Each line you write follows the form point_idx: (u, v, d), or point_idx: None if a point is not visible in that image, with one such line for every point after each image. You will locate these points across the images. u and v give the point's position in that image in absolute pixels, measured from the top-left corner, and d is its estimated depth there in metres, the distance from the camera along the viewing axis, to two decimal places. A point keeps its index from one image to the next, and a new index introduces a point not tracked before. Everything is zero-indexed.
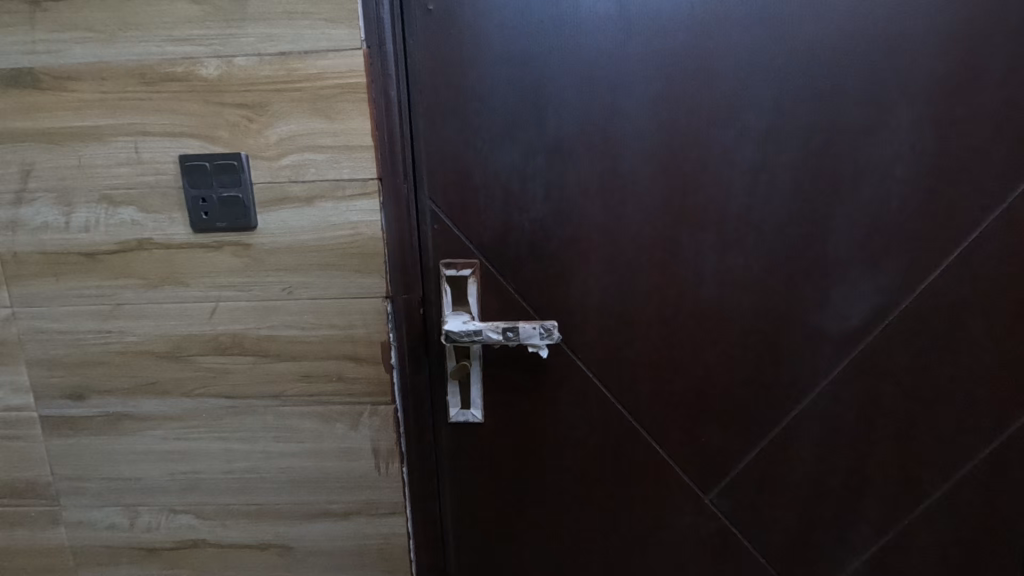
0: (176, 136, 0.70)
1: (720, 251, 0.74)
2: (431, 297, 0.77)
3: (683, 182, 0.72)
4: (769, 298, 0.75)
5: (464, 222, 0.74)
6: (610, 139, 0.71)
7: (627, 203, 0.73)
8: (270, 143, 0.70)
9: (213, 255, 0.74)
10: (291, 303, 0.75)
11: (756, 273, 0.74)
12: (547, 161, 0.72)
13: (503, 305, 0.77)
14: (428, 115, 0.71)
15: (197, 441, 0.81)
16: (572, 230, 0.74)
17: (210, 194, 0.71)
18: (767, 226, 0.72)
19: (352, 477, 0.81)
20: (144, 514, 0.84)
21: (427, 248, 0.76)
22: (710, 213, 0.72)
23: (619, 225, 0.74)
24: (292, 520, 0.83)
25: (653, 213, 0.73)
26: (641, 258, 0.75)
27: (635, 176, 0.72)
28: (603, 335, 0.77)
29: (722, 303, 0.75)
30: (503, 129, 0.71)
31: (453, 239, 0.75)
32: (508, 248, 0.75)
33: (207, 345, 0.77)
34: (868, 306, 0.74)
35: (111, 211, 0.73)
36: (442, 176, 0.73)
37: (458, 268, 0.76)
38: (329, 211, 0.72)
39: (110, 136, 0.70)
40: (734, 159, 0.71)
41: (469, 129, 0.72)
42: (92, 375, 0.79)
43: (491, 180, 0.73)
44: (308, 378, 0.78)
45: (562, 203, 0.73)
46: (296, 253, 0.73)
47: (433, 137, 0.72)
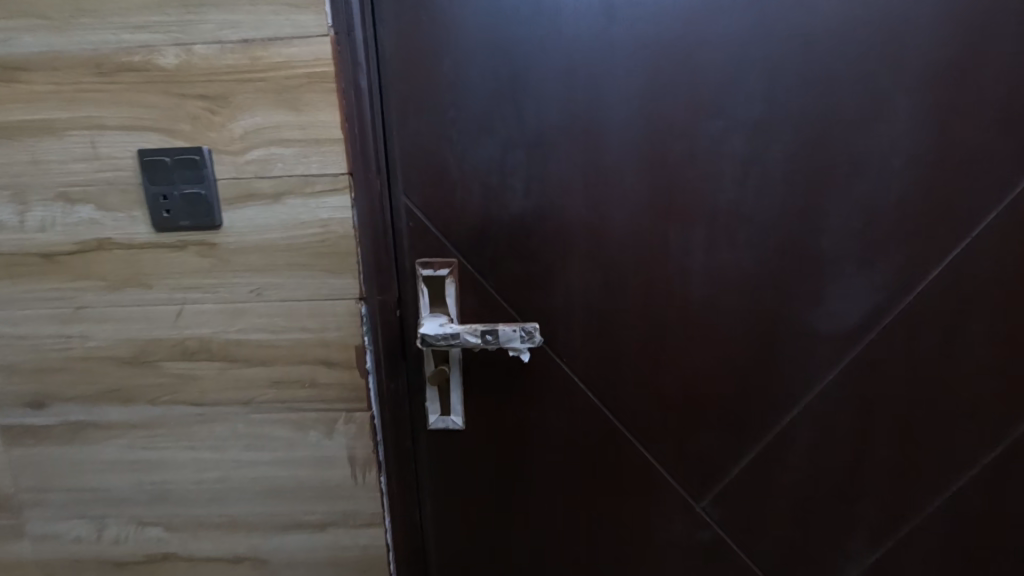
0: (135, 130, 0.66)
1: (710, 249, 0.70)
2: (408, 298, 0.74)
3: (670, 176, 0.68)
4: (762, 298, 0.71)
5: (441, 219, 0.71)
6: (593, 131, 0.68)
7: (611, 198, 0.69)
8: (235, 137, 0.66)
9: (177, 255, 0.70)
10: (260, 306, 0.71)
11: (748, 272, 0.70)
12: (527, 155, 0.68)
13: (483, 307, 0.74)
14: (402, 106, 0.68)
15: (165, 450, 0.77)
16: (554, 227, 0.71)
17: (171, 190, 0.67)
18: (759, 222, 0.69)
19: (327, 486, 0.78)
20: (111, 526, 0.80)
21: (403, 247, 0.72)
22: (699, 209, 0.69)
23: (603, 220, 0.70)
24: (266, 532, 0.80)
25: (638, 208, 0.69)
26: (627, 257, 0.71)
27: (619, 170, 0.69)
28: (588, 337, 0.74)
29: (712, 302, 0.72)
30: (481, 121, 0.68)
31: (429, 237, 0.71)
32: (487, 246, 0.71)
33: (173, 350, 0.73)
34: (865, 305, 0.70)
35: (68, 209, 0.69)
36: (418, 171, 0.70)
37: (436, 268, 0.72)
38: (298, 208, 0.68)
39: (65, 130, 0.67)
40: (724, 152, 0.67)
41: (444, 121, 0.68)
42: (53, 382, 0.75)
43: (469, 176, 0.69)
44: (279, 383, 0.74)
45: (543, 198, 0.70)
46: (263, 253, 0.69)
47: (408, 129, 0.68)
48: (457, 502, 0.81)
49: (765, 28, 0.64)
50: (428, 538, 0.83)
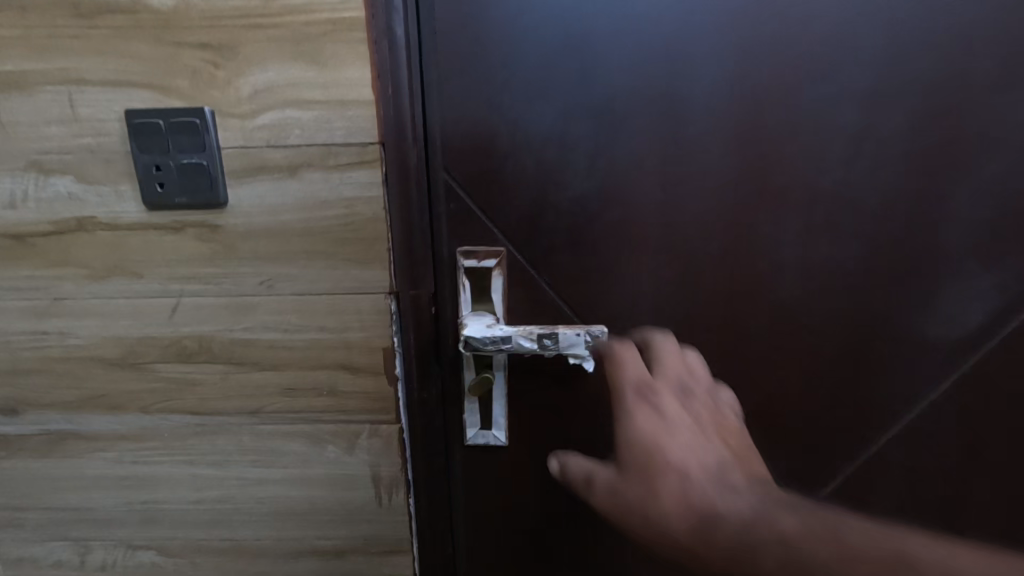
0: (122, 86, 0.55)
1: (805, 241, 0.59)
2: (446, 293, 0.63)
3: (763, 155, 0.57)
4: (861, 300, 0.61)
5: (487, 201, 0.60)
6: (674, 96, 0.56)
7: (692, 178, 0.58)
8: (243, 96, 0.55)
9: (172, 238, 0.59)
10: (271, 300, 0.60)
11: (849, 270, 0.60)
12: (592, 126, 0.57)
13: (534, 306, 0.63)
14: (442, 64, 0.56)
15: (159, 465, 0.66)
16: (622, 214, 0.60)
17: (165, 160, 0.56)
18: (866, 210, 0.58)
19: (346, 509, 0.67)
20: (97, 550, 0.70)
21: (440, 234, 0.61)
22: (795, 195, 0.58)
23: (681, 205, 0.59)
24: (275, 559, 0.69)
25: (723, 191, 0.59)
26: (707, 250, 0.60)
27: (703, 145, 0.57)
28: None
29: (803, 304, 0.62)
30: (538, 84, 0.56)
31: (473, 223, 0.60)
32: (541, 233, 0.60)
33: (168, 351, 0.63)
34: (983, 309, 0.60)
35: (42, 181, 0.58)
36: (460, 144, 0.58)
37: (480, 258, 0.61)
38: (318, 185, 0.57)
39: (37, 85, 0.55)
40: (829, 128, 0.56)
41: (494, 83, 0.57)
42: (27, 385, 0.64)
43: (523, 152, 0.58)
44: (292, 391, 0.63)
45: (611, 178, 0.59)
46: (276, 238, 0.58)
47: (450, 92, 0.57)
48: (494, 527, 0.71)
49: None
50: (458, 566, 0.73)
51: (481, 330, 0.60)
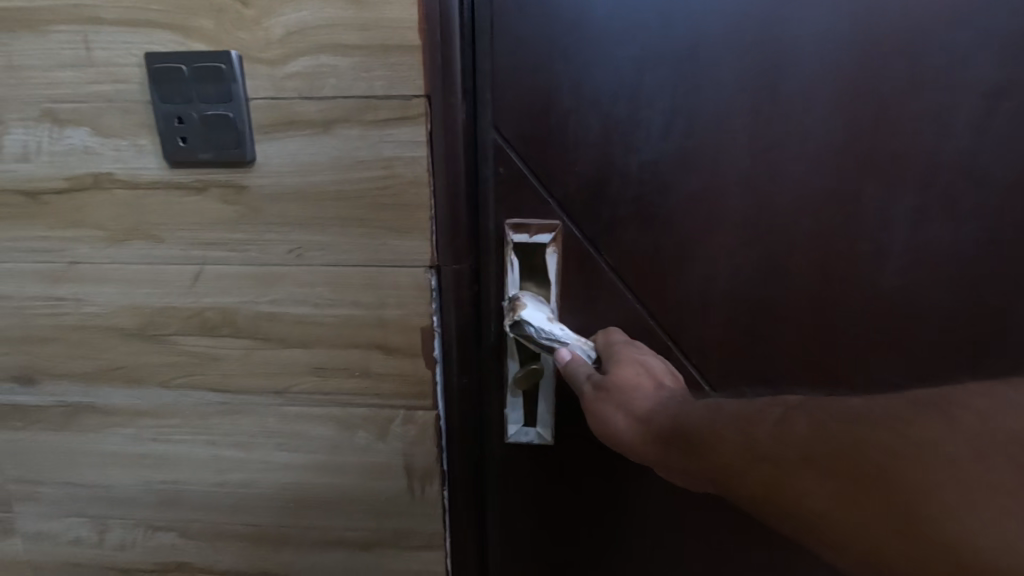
0: (140, 26, 0.49)
1: (915, 219, 0.52)
2: (491, 271, 0.56)
3: (873, 118, 0.49)
4: (976, 289, 0.53)
5: (544, 166, 0.53)
6: (767, 42, 0.48)
7: (783, 142, 0.51)
8: (273, 39, 0.49)
9: (195, 200, 0.54)
10: (301, 271, 0.55)
11: (957, 252, 0.53)
12: (673, 80, 0.50)
13: (589, 289, 0.56)
14: (500, 4, 0.49)
15: (180, 444, 0.62)
16: (702, 184, 0.52)
17: (188, 111, 0.50)
18: (991, 183, 0.50)
19: (376, 500, 0.62)
20: (116, 529, 0.67)
21: (487, 203, 0.54)
22: (907, 166, 0.50)
23: (767, 173, 0.51)
24: (299, 549, 0.65)
25: (818, 157, 0.51)
26: (799, 228, 0.53)
27: (799, 102, 0.49)
28: (725, 332, 0.57)
29: (900, 289, 0.54)
30: (612, 30, 0.49)
31: (527, 191, 0.54)
32: (603, 204, 0.53)
33: (189, 323, 0.58)
34: None
35: (57, 132, 0.53)
36: (516, 99, 0.51)
37: (532, 233, 0.55)
38: (354, 143, 0.51)
39: (49, 24, 0.50)
40: (954, 85, 0.48)
41: (560, 28, 0.49)
42: (43, 354, 0.60)
43: (591, 110, 0.51)
44: (321, 371, 0.58)
45: (687, 139, 0.51)
46: (307, 202, 0.53)
47: (507, 38, 0.50)
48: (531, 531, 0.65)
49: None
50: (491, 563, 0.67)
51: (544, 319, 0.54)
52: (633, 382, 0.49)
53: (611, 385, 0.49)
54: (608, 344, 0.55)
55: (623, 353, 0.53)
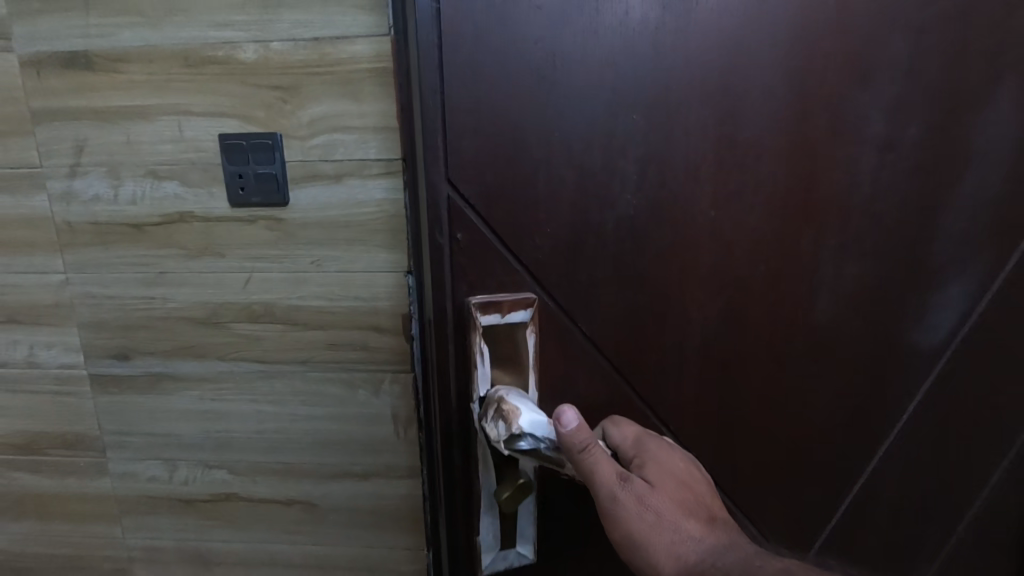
0: (217, 116, 0.75)
1: (832, 260, 0.70)
2: (453, 334, 0.64)
3: (801, 182, 0.66)
4: (871, 313, 0.73)
5: (507, 231, 0.61)
6: (673, 123, 0.61)
7: (682, 197, 0.64)
8: (303, 122, 0.74)
9: (248, 228, 0.79)
10: (320, 275, 0.80)
11: (807, 273, 0.70)
12: (652, 151, 0.61)
13: (565, 352, 0.68)
14: (454, 84, 0.56)
15: (231, 402, 0.87)
16: (627, 232, 0.64)
17: (247, 170, 0.76)
18: (825, 223, 0.68)
19: (373, 441, 0.87)
20: (182, 468, 0.91)
21: (444, 277, 0.62)
22: (829, 221, 0.68)
23: (672, 220, 0.64)
24: (316, 480, 0.89)
25: (708, 208, 0.65)
26: (756, 274, 0.68)
27: (695, 167, 0.63)
28: (702, 359, 0.71)
29: (770, 303, 0.70)
30: (574, 101, 0.58)
31: (491, 256, 0.62)
32: (549, 253, 0.63)
33: (240, 313, 0.83)
34: (899, 301, 0.73)
35: (156, 184, 0.78)
36: (479, 165, 0.58)
37: (504, 312, 0.64)
38: (356, 189, 0.76)
39: (156, 115, 0.76)
40: (825, 158, 0.66)
41: (524, 98, 0.57)
42: (136, 338, 0.85)
43: (560, 170, 0.60)
44: (334, 346, 0.83)
45: (612, 197, 0.62)
46: (325, 228, 0.78)
47: (466, 115, 0.57)
48: None
49: (906, 15, 0.62)
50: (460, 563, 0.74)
51: (545, 429, 0.61)
52: (674, 516, 0.57)
53: (652, 513, 0.57)
54: (628, 443, 0.65)
55: (654, 466, 0.62)
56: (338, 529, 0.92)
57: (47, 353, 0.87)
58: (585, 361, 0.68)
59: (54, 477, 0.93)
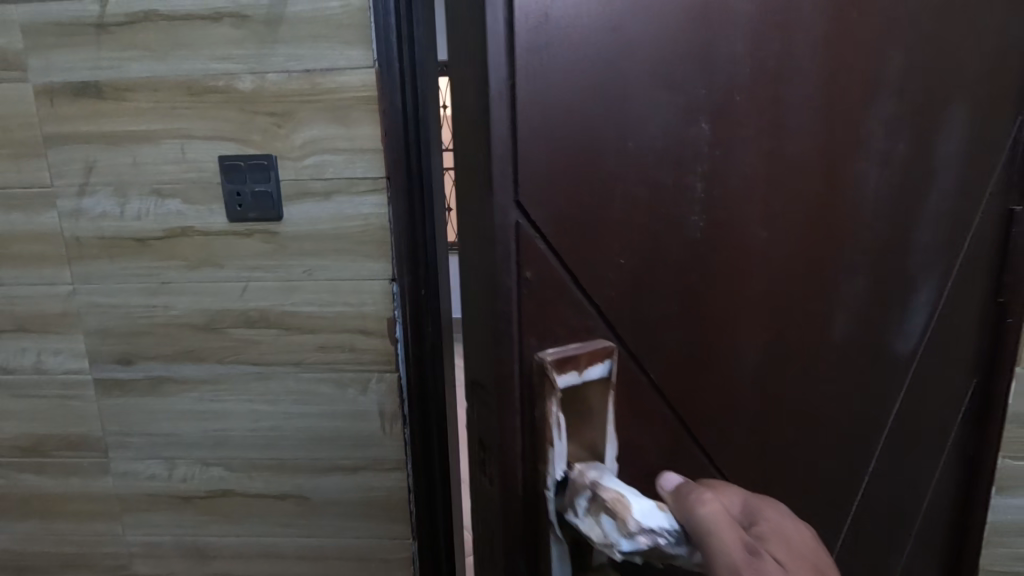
0: (217, 140, 0.83)
1: (861, 278, 0.60)
2: (523, 402, 0.44)
3: (850, 190, 0.56)
4: (886, 332, 0.66)
5: (585, 262, 0.43)
6: (758, 121, 0.47)
7: (751, 211, 0.50)
8: (296, 145, 0.82)
9: (245, 240, 0.86)
10: (311, 283, 0.87)
11: (850, 295, 0.60)
12: (711, 164, 0.46)
13: (636, 412, 0.49)
14: (532, 74, 0.37)
15: (228, 402, 0.93)
16: (698, 258, 0.48)
17: (244, 188, 0.84)
18: (862, 237, 0.59)
19: (362, 436, 0.94)
20: (181, 466, 0.97)
21: (508, 330, 0.42)
22: (865, 230, 0.59)
23: (738, 239, 0.50)
24: (309, 474, 0.96)
25: (773, 224, 0.51)
26: (802, 299, 0.56)
27: (773, 174, 0.50)
28: (748, 416, 0.56)
29: (819, 334, 0.58)
30: (642, 103, 0.42)
31: (566, 302, 0.43)
32: (622, 289, 0.45)
33: (237, 319, 0.90)
34: (904, 314, 0.67)
35: (160, 202, 0.86)
36: (553, 182, 0.40)
37: (584, 369, 0.44)
38: (345, 204, 0.84)
39: (161, 139, 0.83)
40: (867, 163, 0.57)
41: (597, 100, 0.40)
42: (139, 343, 0.91)
43: (636, 178, 0.43)
44: (325, 348, 0.90)
45: (681, 211, 0.46)
46: (315, 240, 0.85)
47: (537, 124, 0.38)
48: None
49: (901, 28, 0.54)
50: None
51: (659, 518, 0.43)
52: None
53: None
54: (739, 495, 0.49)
55: (773, 535, 0.46)
56: (330, 521, 0.98)
57: (54, 359, 0.93)
58: (659, 431, 0.51)
59: (58, 477, 0.99)
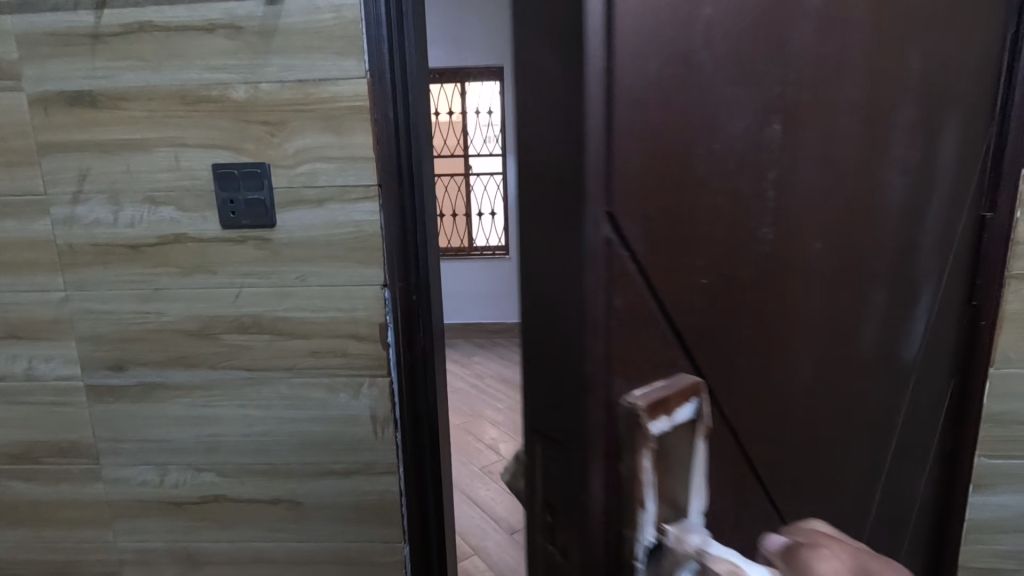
0: (210, 148, 0.84)
1: (903, 282, 0.49)
2: (606, 466, 0.29)
3: (905, 176, 0.45)
4: (916, 344, 0.55)
5: (677, 271, 0.30)
6: (845, 89, 0.36)
7: (826, 200, 0.37)
8: (289, 154, 0.84)
9: (238, 247, 0.87)
10: (304, 289, 0.88)
11: (899, 302, 0.49)
12: (790, 167, 0.34)
13: (720, 469, 0.35)
14: (619, 34, 0.25)
15: (220, 408, 0.94)
16: (781, 265, 0.35)
17: (237, 196, 0.85)
18: (910, 233, 0.49)
19: (354, 440, 0.95)
20: (173, 472, 0.97)
21: (589, 371, 0.27)
22: (912, 223, 0.49)
23: (812, 237, 0.37)
24: (301, 478, 0.97)
25: (841, 217, 0.39)
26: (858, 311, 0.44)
27: (852, 156, 0.39)
28: (823, 479, 0.44)
29: (875, 353, 0.47)
30: (729, 81, 0.29)
31: (654, 334, 0.30)
32: (711, 310, 0.32)
33: (230, 325, 0.91)
34: (925, 322, 0.57)
35: (153, 209, 0.87)
36: (648, 187, 0.27)
37: (675, 412, 0.30)
38: (338, 211, 0.85)
39: (155, 147, 0.84)
40: (917, 143, 0.46)
41: (683, 69, 0.27)
42: (131, 349, 0.92)
43: (728, 160, 0.30)
44: (317, 353, 0.91)
45: (765, 202, 0.33)
46: (308, 247, 0.87)
47: (628, 104, 0.26)
48: None
49: None
50: None
51: None
52: None
53: None
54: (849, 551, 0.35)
55: None
56: (322, 525, 0.99)
57: (45, 366, 0.94)
58: (753, 501, 0.38)
59: (49, 484, 0.99)
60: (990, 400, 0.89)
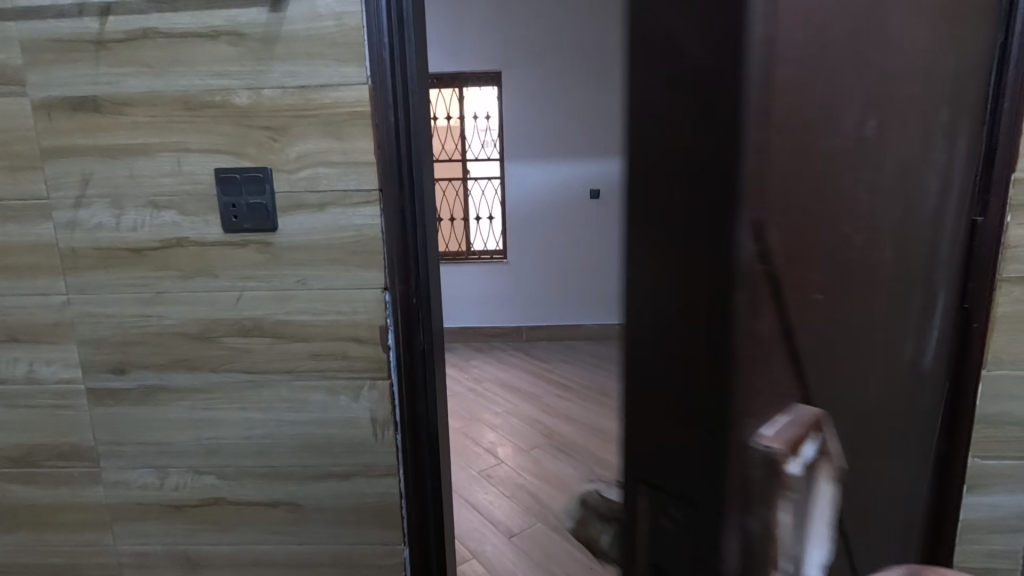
0: (213, 153, 0.85)
1: (932, 284, 0.49)
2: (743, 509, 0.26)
3: (942, 179, 0.45)
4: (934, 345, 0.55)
5: (802, 289, 0.27)
6: (920, 90, 0.35)
7: (900, 205, 0.36)
8: (291, 158, 0.85)
9: (240, 251, 0.88)
10: (305, 292, 0.89)
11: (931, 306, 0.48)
12: (884, 167, 0.32)
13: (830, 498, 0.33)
14: (778, 22, 0.22)
15: (221, 410, 0.95)
16: (869, 276, 0.33)
17: (239, 200, 0.86)
18: (938, 237, 0.48)
19: (354, 442, 0.95)
20: (173, 474, 0.98)
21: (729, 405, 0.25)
22: (939, 225, 0.48)
23: (890, 245, 0.35)
24: (301, 481, 0.97)
25: (908, 222, 0.38)
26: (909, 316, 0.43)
27: (917, 159, 0.37)
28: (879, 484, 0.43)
29: (914, 357, 0.46)
30: (852, 75, 0.27)
31: (782, 357, 0.27)
32: (822, 328, 0.30)
33: (231, 328, 0.91)
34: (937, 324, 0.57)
35: (155, 213, 0.87)
36: (785, 195, 0.25)
37: (805, 450, 0.28)
38: (339, 215, 0.86)
39: (158, 152, 0.85)
40: (947, 146, 0.46)
41: (817, 65, 0.25)
42: (132, 352, 0.93)
43: (841, 165, 0.28)
44: (318, 356, 0.92)
45: (862, 207, 0.31)
46: (309, 250, 0.88)
47: (774, 106, 0.23)
48: None
49: None
50: None
51: None
52: None
53: None
54: None
55: None
56: (321, 527, 0.99)
57: (46, 369, 0.94)
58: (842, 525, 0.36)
59: (48, 487, 0.99)
60: (984, 402, 0.90)
